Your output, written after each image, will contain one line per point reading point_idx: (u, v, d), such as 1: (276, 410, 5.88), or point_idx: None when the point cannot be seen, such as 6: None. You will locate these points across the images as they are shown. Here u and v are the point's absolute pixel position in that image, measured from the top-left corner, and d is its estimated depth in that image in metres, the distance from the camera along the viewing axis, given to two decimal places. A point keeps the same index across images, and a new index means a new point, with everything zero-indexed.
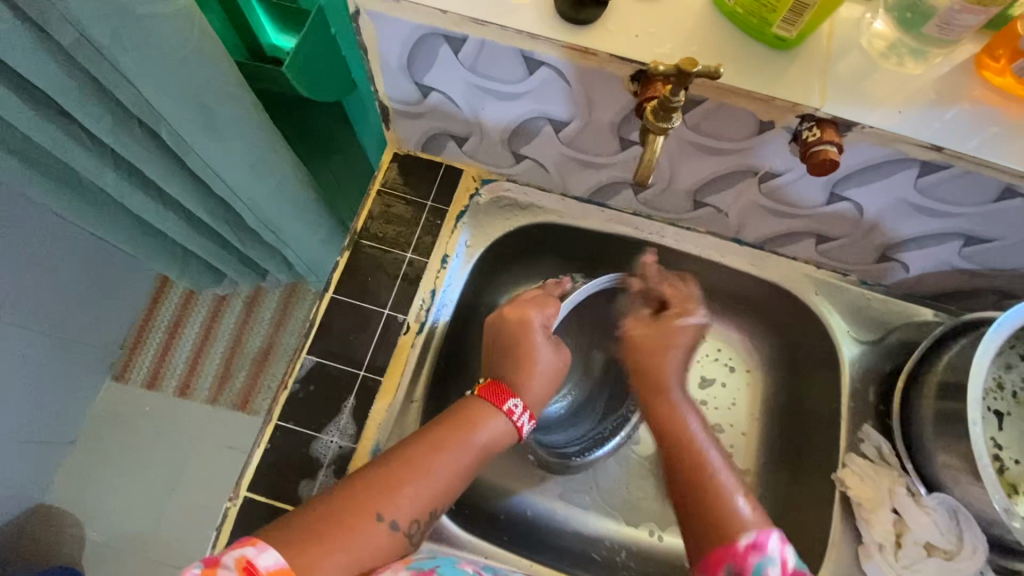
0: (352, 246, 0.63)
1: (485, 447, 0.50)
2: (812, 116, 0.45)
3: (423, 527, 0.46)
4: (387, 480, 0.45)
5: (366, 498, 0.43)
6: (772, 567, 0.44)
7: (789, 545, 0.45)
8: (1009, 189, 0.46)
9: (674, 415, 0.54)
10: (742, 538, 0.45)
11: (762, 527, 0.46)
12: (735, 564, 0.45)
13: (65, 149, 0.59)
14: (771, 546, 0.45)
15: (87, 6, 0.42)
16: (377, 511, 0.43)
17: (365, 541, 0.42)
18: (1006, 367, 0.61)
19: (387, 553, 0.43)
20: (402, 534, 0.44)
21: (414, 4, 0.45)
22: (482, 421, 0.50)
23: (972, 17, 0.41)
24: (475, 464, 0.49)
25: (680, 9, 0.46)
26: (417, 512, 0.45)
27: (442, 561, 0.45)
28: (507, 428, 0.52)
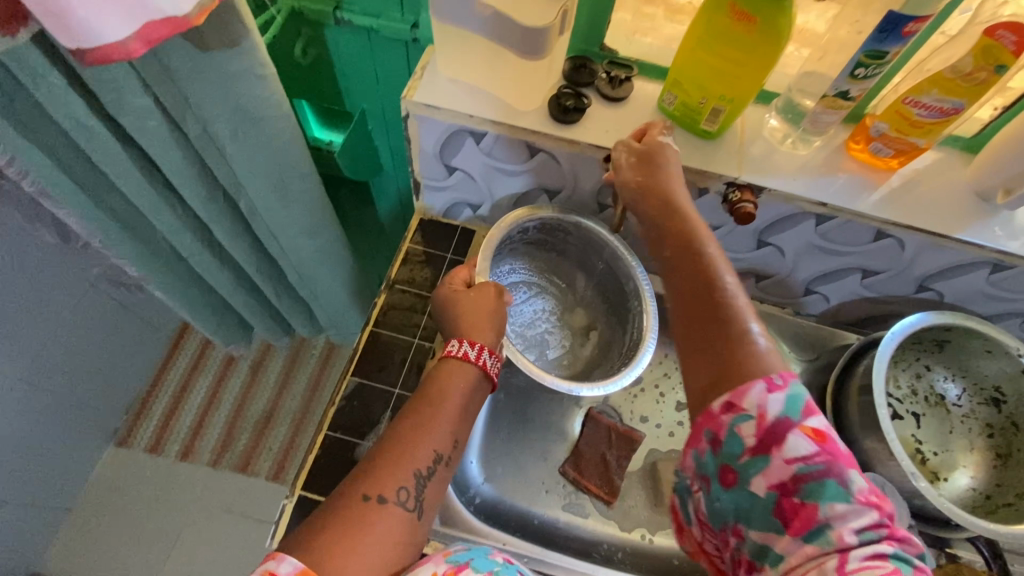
0: (387, 290, 0.78)
1: (452, 410, 0.57)
2: (735, 183, 0.62)
3: (415, 493, 0.51)
4: (369, 470, 0.51)
5: (356, 488, 0.50)
6: (745, 423, 0.44)
7: (774, 396, 0.43)
8: (880, 232, 0.64)
9: (690, 248, 0.54)
10: (716, 402, 0.46)
11: (739, 383, 0.45)
12: (712, 428, 0.46)
13: (161, 217, 0.74)
14: (746, 401, 0.44)
15: (220, 112, 0.59)
16: (365, 493, 0.49)
17: (373, 526, 0.48)
18: (917, 377, 0.74)
19: (396, 525, 0.49)
20: (399, 505, 0.50)
21: (450, 110, 0.63)
22: (449, 390, 0.58)
23: (831, 116, 0.61)
24: (450, 422, 0.56)
25: (637, 112, 0.66)
26: (402, 480, 0.51)
27: (474, 553, 0.51)
28: (476, 372, 0.60)
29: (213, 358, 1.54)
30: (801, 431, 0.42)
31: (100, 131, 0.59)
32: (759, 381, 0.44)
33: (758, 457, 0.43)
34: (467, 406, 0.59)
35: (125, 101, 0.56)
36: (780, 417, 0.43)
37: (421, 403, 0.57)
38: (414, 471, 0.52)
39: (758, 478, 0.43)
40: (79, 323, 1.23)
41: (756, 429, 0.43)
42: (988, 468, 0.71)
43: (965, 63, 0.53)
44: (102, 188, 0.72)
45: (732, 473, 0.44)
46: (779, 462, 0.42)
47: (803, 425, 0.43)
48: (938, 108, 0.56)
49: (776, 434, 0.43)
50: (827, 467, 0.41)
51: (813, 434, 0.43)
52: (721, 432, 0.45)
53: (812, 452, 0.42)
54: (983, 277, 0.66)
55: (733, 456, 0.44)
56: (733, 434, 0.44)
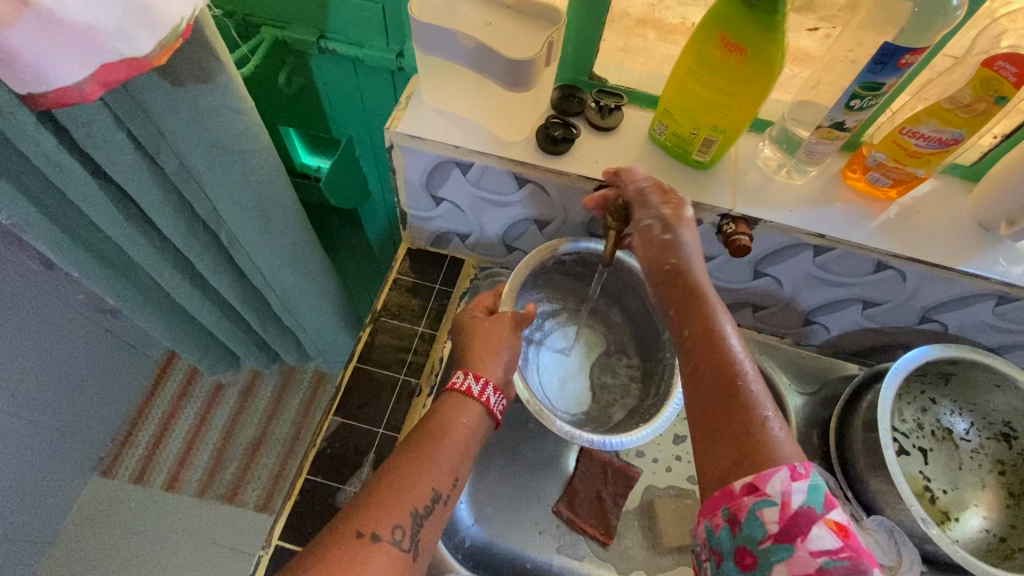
0: (372, 323, 0.76)
1: (455, 445, 0.54)
2: (729, 215, 0.60)
3: (411, 532, 0.48)
4: (365, 503, 0.48)
5: (350, 523, 0.47)
6: (768, 508, 0.41)
7: (798, 485, 0.41)
8: (881, 263, 0.62)
9: (705, 318, 0.51)
10: (737, 483, 0.43)
11: (764, 468, 0.43)
12: (731, 508, 0.43)
13: (139, 250, 0.72)
14: (770, 486, 0.42)
15: (196, 146, 0.57)
16: (359, 529, 0.46)
17: (364, 566, 0.45)
18: (923, 410, 0.72)
19: (390, 567, 0.46)
20: (393, 544, 0.47)
21: (435, 141, 0.61)
22: (454, 428, 0.55)
23: (826, 146, 0.59)
24: (452, 458, 0.53)
25: (627, 142, 0.64)
26: (398, 518, 0.48)
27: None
28: (481, 411, 0.57)
29: (201, 385, 1.51)
30: (825, 524, 0.40)
31: (72, 166, 0.57)
32: (783, 468, 0.42)
33: (780, 546, 0.40)
34: (471, 440, 0.56)
35: (98, 136, 0.54)
36: (805, 507, 0.41)
37: (420, 435, 0.54)
38: (412, 509, 0.49)
39: (779, 568, 0.40)
40: (61, 353, 1.19)
41: (779, 516, 0.41)
42: (1001, 507, 0.68)
43: (965, 94, 0.52)
44: (78, 221, 0.70)
45: (751, 557, 0.41)
46: (802, 554, 0.39)
47: (827, 518, 0.40)
48: (937, 139, 0.55)
49: (800, 523, 0.40)
50: (853, 565, 0.38)
51: (838, 527, 0.40)
52: (741, 514, 0.42)
53: (835, 546, 0.39)
54: (988, 308, 0.64)
55: (753, 540, 0.41)
56: (754, 518, 0.42)
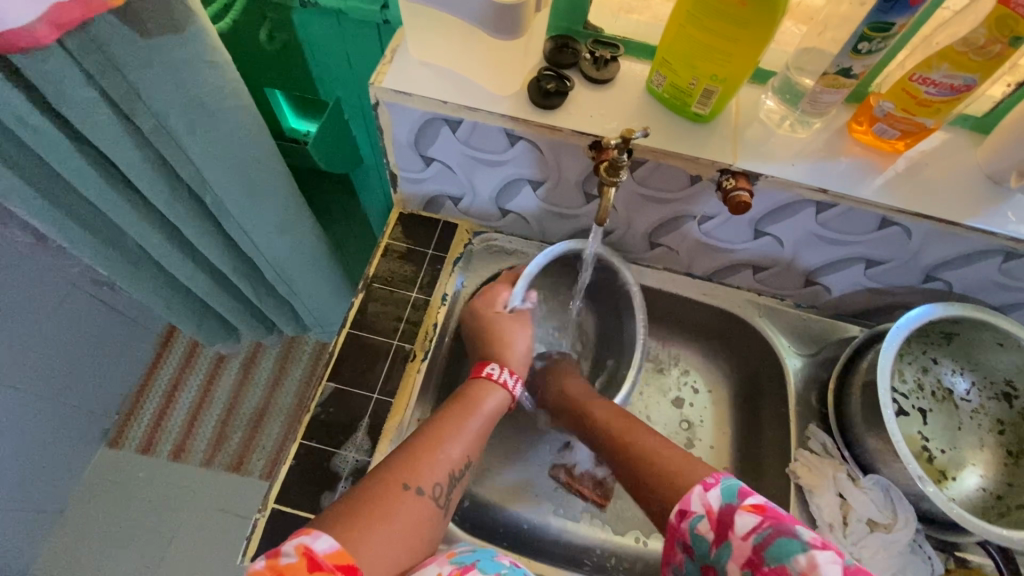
0: (365, 289, 0.74)
1: (480, 424, 0.61)
2: (729, 169, 0.58)
3: (445, 490, 0.55)
4: (409, 459, 0.55)
5: (394, 475, 0.53)
6: (699, 523, 0.50)
7: (712, 491, 0.50)
8: (885, 220, 0.60)
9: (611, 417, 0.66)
10: (673, 515, 0.53)
11: (687, 493, 0.52)
12: (681, 539, 0.52)
13: (124, 216, 0.70)
14: (693, 506, 0.51)
15: (173, 104, 0.55)
16: (404, 481, 0.53)
17: (403, 509, 0.51)
18: (924, 370, 0.71)
19: (425, 515, 0.52)
20: (431, 498, 0.53)
21: (422, 97, 0.59)
22: (482, 401, 0.64)
23: (831, 96, 0.56)
24: (477, 432, 0.61)
25: (622, 96, 0.61)
26: (437, 476, 0.55)
27: (480, 554, 0.48)
28: (503, 399, 0.65)
29: (202, 357, 1.51)
30: (742, 508, 0.47)
31: (48, 127, 0.55)
32: (696, 486, 0.52)
33: (721, 547, 0.47)
34: (491, 418, 0.63)
35: (70, 93, 0.51)
36: (721, 505, 0.49)
37: (453, 410, 0.61)
38: (448, 471, 0.56)
39: (729, 566, 0.47)
40: (61, 326, 1.19)
41: (709, 526, 0.49)
42: (999, 466, 0.67)
43: (979, 35, 0.49)
44: (60, 188, 0.68)
45: (713, 569, 0.49)
46: (736, 542, 0.46)
47: (742, 503, 0.47)
48: (948, 85, 0.52)
49: (726, 519, 0.48)
50: (775, 529, 0.45)
51: (753, 506, 0.47)
52: (687, 538, 0.51)
53: (756, 522, 0.46)
54: (995, 265, 0.62)
55: (705, 555, 0.49)
56: (695, 535, 0.50)
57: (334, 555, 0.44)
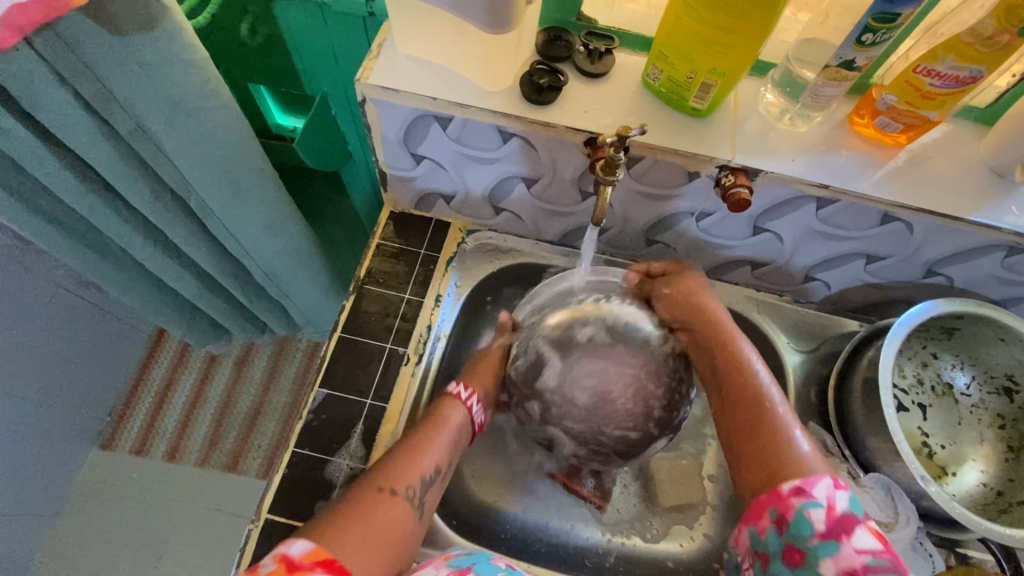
0: (356, 291, 0.73)
1: (449, 436, 0.61)
2: (727, 166, 0.57)
3: (421, 491, 0.56)
4: (385, 466, 0.57)
5: (370, 484, 0.55)
6: (814, 508, 0.50)
7: (839, 492, 0.50)
8: (887, 215, 0.58)
9: (745, 371, 0.61)
10: (785, 486, 0.52)
11: (808, 476, 0.52)
12: (779, 509, 0.51)
13: (104, 220, 0.68)
14: (815, 490, 0.51)
15: (150, 105, 0.53)
16: (379, 487, 0.55)
17: (383, 514, 0.53)
18: (924, 366, 0.70)
19: (404, 518, 0.54)
20: (407, 498, 0.55)
21: (410, 93, 0.57)
22: (449, 415, 0.62)
23: (832, 89, 0.54)
24: (448, 444, 0.61)
25: (617, 90, 0.59)
26: (410, 479, 0.56)
27: (478, 557, 0.53)
28: (470, 420, 0.64)
29: (194, 357, 1.49)
30: (866, 528, 0.48)
31: (18, 130, 0.53)
32: (825, 478, 0.51)
33: (827, 541, 0.48)
34: (463, 431, 0.63)
35: (40, 94, 0.49)
36: (846, 509, 0.49)
37: (422, 424, 0.61)
38: (420, 474, 0.57)
39: (826, 561, 0.48)
40: (49, 330, 1.17)
41: (826, 518, 0.49)
42: (999, 462, 0.67)
43: (986, 25, 0.47)
44: (36, 192, 0.65)
45: (798, 552, 0.49)
46: (848, 549, 0.47)
47: (869, 523, 0.48)
48: (953, 77, 0.50)
49: (844, 523, 0.49)
50: (892, 564, 0.46)
51: (877, 533, 0.48)
52: (789, 514, 0.51)
53: (878, 547, 0.47)
54: (996, 260, 0.61)
55: (801, 537, 0.49)
56: (802, 516, 0.50)
57: (311, 555, 0.46)
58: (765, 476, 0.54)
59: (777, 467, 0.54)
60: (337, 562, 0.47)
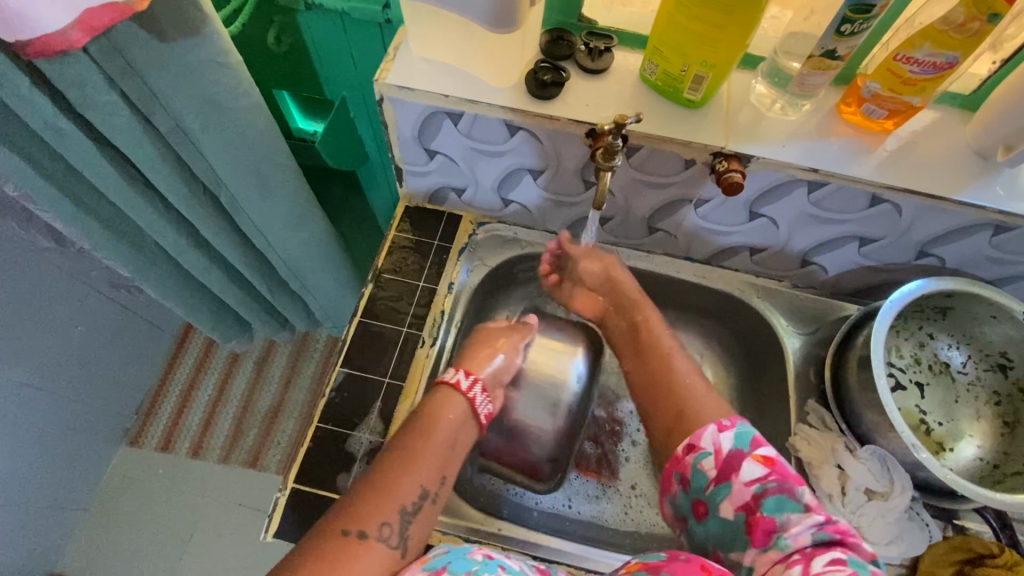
0: (374, 280, 0.77)
1: (439, 449, 0.58)
2: (721, 153, 0.60)
3: (396, 529, 0.51)
4: (358, 504, 0.52)
5: (338, 521, 0.50)
6: (705, 458, 0.56)
7: (724, 433, 0.56)
8: (876, 197, 0.61)
9: (665, 363, 0.66)
10: (680, 448, 0.58)
11: (696, 431, 0.58)
12: (680, 470, 0.58)
13: (143, 215, 0.73)
14: (703, 441, 0.57)
15: (187, 104, 0.58)
16: (344, 528, 0.50)
17: (354, 560, 0.48)
18: (920, 346, 0.72)
19: (378, 560, 0.49)
20: (380, 541, 0.50)
21: (424, 92, 0.61)
22: (440, 422, 0.59)
23: (818, 78, 0.58)
24: (439, 458, 0.57)
25: (616, 85, 0.63)
26: (385, 516, 0.51)
27: (453, 555, 0.50)
28: (466, 415, 0.62)
29: (217, 356, 1.55)
30: (752, 458, 0.54)
31: (71, 131, 0.58)
32: (711, 426, 0.57)
33: (721, 485, 0.54)
34: (456, 442, 0.59)
35: (93, 98, 0.55)
36: (732, 448, 0.55)
37: (410, 438, 0.57)
38: (400, 508, 0.52)
39: (724, 504, 0.53)
40: (82, 328, 1.23)
41: (714, 463, 0.55)
42: (995, 437, 0.69)
43: (957, 13, 0.50)
44: (83, 191, 0.71)
45: (703, 504, 0.55)
46: (738, 485, 0.53)
47: (753, 453, 0.54)
48: (931, 64, 0.54)
49: (732, 462, 0.54)
50: (779, 484, 0.52)
51: (763, 458, 0.53)
52: (687, 471, 0.57)
53: (763, 472, 0.53)
54: (985, 239, 0.63)
55: (701, 489, 0.55)
56: (696, 469, 0.56)
57: None
58: (674, 409, 0.62)
59: (682, 402, 0.62)
60: None
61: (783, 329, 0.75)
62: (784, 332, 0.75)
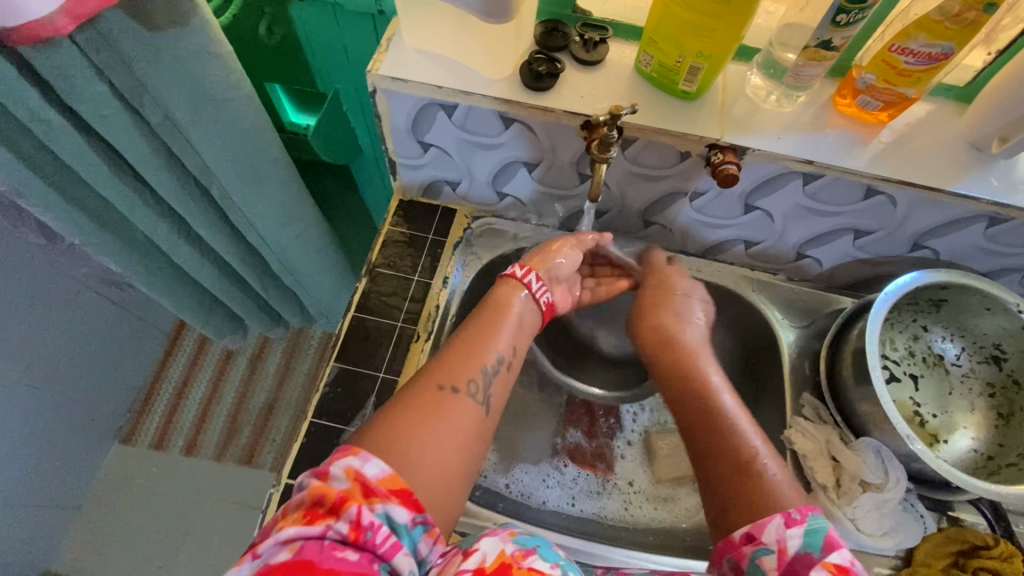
0: (368, 274, 0.77)
1: (513, 321, 0.59)
2: (717, 145, 0.60)
3: (483, 386, 0.52)
4: (437, 369, 0.52)
5: (427, 382, 0.50)
6: (767, 556, 0.46)
7: (792, 531, 0.46)
8: (871, 189, 0.61)
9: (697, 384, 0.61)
10: (737, 533, 0.49)
11: (760, 518, 0.48)
12: (734, 556, 0.48)
13: (133, 209, 0.72)
14: (766, 535, 0.47)
15: (177, 95, 0.57)
16: (437, 384, 0.50)
17: (450, 413, 0.48)
18: (914, 338, 0.72)
19: (467, 417, 0.49)
20: (470, 397, 0.50)
21: (418, 83, 0.61)
22: (508, 300, 0.60)
23: (814, 69, 0.57)
24: (512, 333, 0.58)
25: (611, 77, 0.63)
26: (471, 372, 0.52)
27: (541, 538, 0.45)
28: (531, 303, 0.61)
29: (210, 353, 1.54)
30: (823, 566, 0.43)
31: (58, 122, 0.57)
32: (776, 516, 0.47)
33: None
34: (525, 319, 0.60)
35: (80, 88, 0.54)
36: (801, 550, 0.45)
37: (473, 324, 0.58)
38: (481, 368, 0.53)
39: None
40: (73, 325, 1.22)
41: (776, 564, 0.45)
42: (989, 428, 0.69)
43: (953, 3, 0.50)
44: (72, 184, 0.70)
45: None
46: None
47: (826, 561, 0.44)
48: (926, 55, 0.53)
49: (801, 567, 0.44)
50: None
51: (836, 566, 0.43)
52: (743, 563, 0.47)
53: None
54: (979, 231, 0.63)
55: None
56: (755, 566, 0.46)
57: (386, 479, 0.41)
58: (733, 451, 0.55)
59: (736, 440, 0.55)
60: (412, 495, 0.42)
61: (778, 322, 0.75)
62: (779, 325, 0.75)
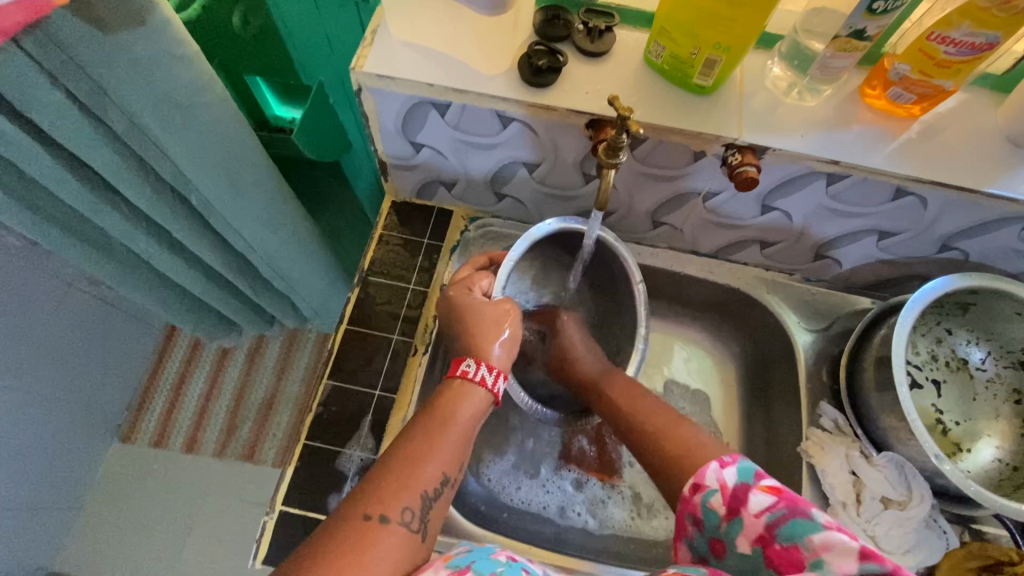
0: (361, 283, 0.72)
1: (458, 436, 0.50)
2: (734, 144, 0.55)
3: (420, 514, 0.45)
4: (370, 487, 0.45)
5: (357, 508, 0.44)
6: (712, 496, 0.46)
7: (727, 468, 0.47)
8: (901, 190, 0.56)
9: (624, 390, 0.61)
10: (684, 488, 0.49)
11: (698, 469, 0.49)
12: (690, 512, 0.48)
13: (106, 219, 0.68)
14: (706, 479, 0.47)
15: (143, 103, 0.52)
16: (366, 512, 0.43)
17: (375, 545, 0.42)
18: (938, 342, 0.69)
19: (397, 548, 0.43)
20: (403, 526, 0.44)
21: (406, 81, 0.56)
22: (458, 408, 0.51)
23: (842, 60, 0.52)
24: (457, 446, 0.50)
25: (619, 68, 0.58)
26: (408, 500, 0.45)
27: (477, 552, 0.43)
28: (484, 401, 0.53)
29: (206, 351, 1.51)
30: (758, 487, 0.44)
31: (13, 133, 0.52)
32: (711, 462, 0.48)
33: (733, 521, 0.44)
34: (473, 422, 0.52)
35: (34, 98, 0.49)
36: (737, 480, 0.45)
37: (420, 419, 0.51)
38: (421, 493, 0.46)
39: (739, 540, 0.44)
40: (62, 330, 1.18)
41: (722, 499, 0.46)
42: (1015, 437, 0.66)
43: None
44: (39, 195, 0.65)
45: (720, 543, 0.45)
46: (749, 519, 0.43)
47: (758, 483, 0.44)
48: (969, 44, 0.48)
49: (739, 496, 0.45)
50: (790, 508, 0.42)
51: (769, 487, 0.44)
52: (698, 512, 0.47)
53: (771, 501, 0.43)
54: (1015, 233, 0.59)
55: (714, 528, 0.46)
56: (707, 509, 0.46)
57: None
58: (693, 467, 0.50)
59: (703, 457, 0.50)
60: None
61: (795, 325, 0.72)
62: (796, 328, 0.71)
